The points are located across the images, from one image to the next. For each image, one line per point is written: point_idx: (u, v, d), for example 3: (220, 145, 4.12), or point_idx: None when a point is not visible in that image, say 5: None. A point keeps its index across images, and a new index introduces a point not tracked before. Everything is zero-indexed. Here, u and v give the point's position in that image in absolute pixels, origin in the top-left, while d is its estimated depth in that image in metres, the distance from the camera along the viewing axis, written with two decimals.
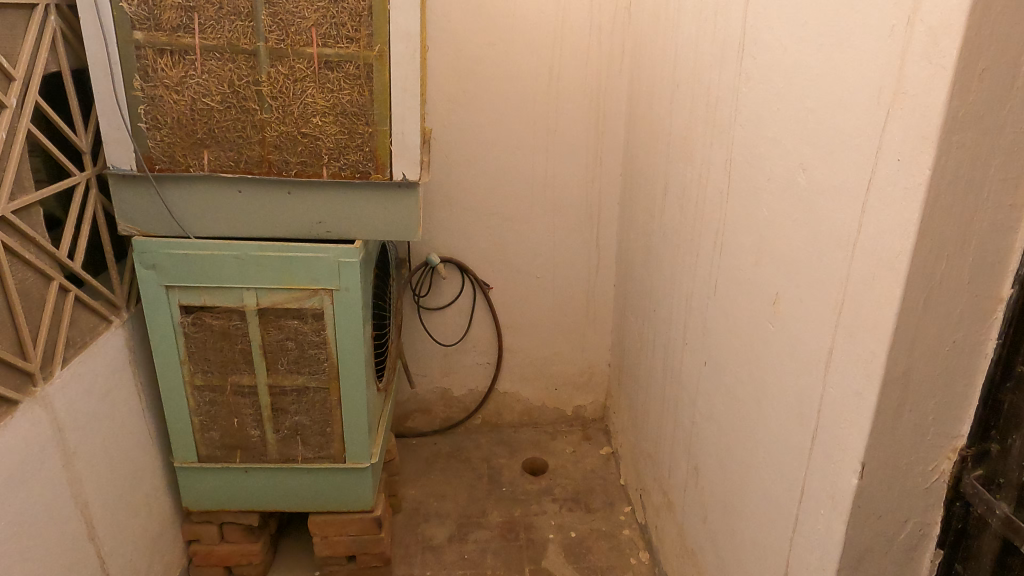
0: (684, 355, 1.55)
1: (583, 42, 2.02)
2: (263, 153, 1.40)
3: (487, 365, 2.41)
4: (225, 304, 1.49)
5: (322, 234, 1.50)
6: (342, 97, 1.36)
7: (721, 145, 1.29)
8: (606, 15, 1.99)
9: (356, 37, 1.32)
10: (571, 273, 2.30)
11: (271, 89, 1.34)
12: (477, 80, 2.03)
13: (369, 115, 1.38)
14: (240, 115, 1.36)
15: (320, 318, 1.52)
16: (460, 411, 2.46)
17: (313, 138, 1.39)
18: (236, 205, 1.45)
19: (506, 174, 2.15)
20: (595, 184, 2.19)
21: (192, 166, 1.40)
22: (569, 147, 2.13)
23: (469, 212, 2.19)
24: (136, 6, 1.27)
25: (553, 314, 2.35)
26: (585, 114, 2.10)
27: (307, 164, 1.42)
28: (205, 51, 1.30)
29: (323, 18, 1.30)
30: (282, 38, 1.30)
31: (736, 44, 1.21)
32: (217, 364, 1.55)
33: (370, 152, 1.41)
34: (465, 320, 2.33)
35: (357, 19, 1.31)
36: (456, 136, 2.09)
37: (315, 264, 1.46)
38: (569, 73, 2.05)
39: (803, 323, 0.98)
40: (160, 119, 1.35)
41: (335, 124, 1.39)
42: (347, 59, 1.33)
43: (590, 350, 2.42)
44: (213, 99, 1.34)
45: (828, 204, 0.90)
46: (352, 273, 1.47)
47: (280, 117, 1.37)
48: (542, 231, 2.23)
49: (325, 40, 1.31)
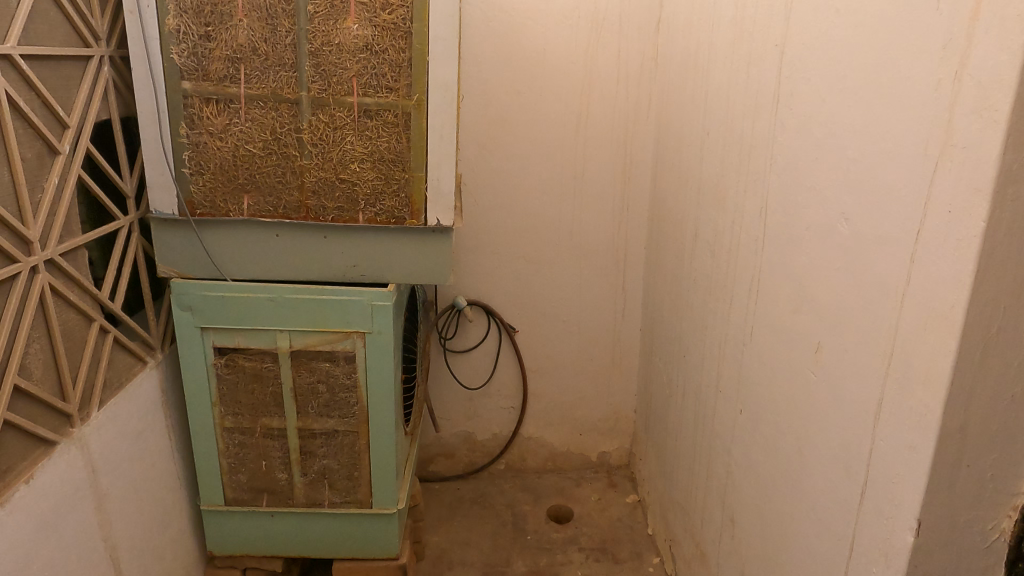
0: (717, 402, 1.53)
1: (610, 90, 2.05)
2: (301, 199, 1.42)
3: (511, 409, 2.38)
4: (258, 346, 1.50)
5: (356, 277, 1.51)
6: (380, 144, 1.40)
7: (756, 193, 1.29)
8: (633, 65, 2.04)
9: (396, 87, 1.36)
10: (597, 317, 2.29)
11: (311, 137, 1.38)
12: (506, 128, 2.07)
13: (406, 162, 1.41)
14: (281, 162, 1.39)
15: (351, 361, 1.52)
16: (484, 456, 2.43)
17: (350, 185, 1.42)
18: (274, 249, 1.47)
19: (533, 219, 2.17)
20: (621, 229, 2.20)
21: (232, 211, 1.42)
22: (596, 193, 2.15)
23: (496, 256, 2.20)
24: (185, 57, 1.31)
25: (579, 358, 2.34)
26: (612, 160, 2.13)
27: (344, 210, 1.44)
28: (250, 100, 1.35)
29: (364, 68, 1.34)
30: (324, 87, 1.35)
31: (770, 95, 1.22)
32: (248, 405, 1.55)
33: (406, 198, 1.44)
34: (490, 363, 2.32)
35: (397, 69, 1.35)
36: (484, 181, 2.12)
37: (348, 307, 1.47)
38: (596, 120, 2.08)
39: (849, 372, 0.97)
40: (203, 165, 1.38)
41: (372, 171, 1.42)
42: (386, 108, 1.37)
43: (615, 395, 2.39)
44: (255, 146, 1.38)
45: (874, 254, 0.90)
46: (384, 316, 1.48)
47: (319, 163, 1.40)
48: (568, 276, 2.24)
49: (366, 90, 1.36)
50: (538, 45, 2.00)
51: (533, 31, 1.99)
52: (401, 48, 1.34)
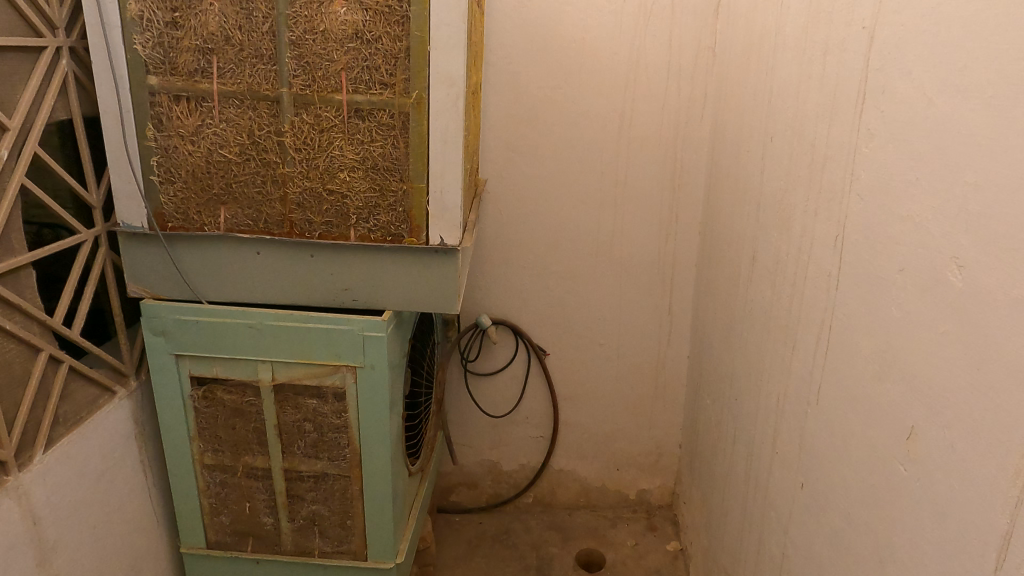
0: (773, 465, 1.27)
1: (659, 85, 1.79)
2: (285, 211, 1.23)
3: (541, 439, 2.15)
4: (238, 376, 1.32)
5: (348, 302, 1.30)
6: (373, 150, 1.19)
7: (830, 217, 1.02)
8: (687, 56, 1.77)
9: (391, 82, 1.15)
10: (639, 341, 2.04)
11: (293, 141, 1.18)
12: (539, 128, 1.84)
13: (403, 170, 1.20)
14: (261, 169, 1.20)
15: (341, 399, 1.32)
16: (509, 488, 2.21)
17: (340, 197, 1.22)
18: (255, 269, 1.28)
19: (568, 230, 1.93)
20: (669, 243, 1.94)
21: (207, 225, 1.24)
22: (640, 202, 1.90)
23: (526, 270, 1.97)
24: (150, 48, 1.13)
25: (617, 386, 2.09)
26: (660, 165, 1.86)
27: (332, 225, 1.24)
28: (224, 98, 1.16)
29: (354, 60, 1.14)
30: (308, 83, 1.15)
31: (854, 92, 0.95)
32: (229, 443, 1.38)
33: (404, 213, 1.23)
34: (518, 388, 2.10)
35: (392, 61, 1.14)
36: (514, 188, 1.90)
37: (337, 337, 1.27)
38: (642, 120, 1.83)
39: (958, 479, 0.70)
40: (173, 173, 1.21)
41: (365, 181, 1.21)
42: (380, 108, 1.16)
43: (657, 428, 2.13)
44: (230, 151, 1.19)
45: (1003, 322, 0.63)
46: (378, 350, 1.27)
47: (304, 171, 1.20)
48: (606, 294, 1.99)
49: (357, 86, 1.15)
50: (577, 33, 1.76)
51: (571, 18, 1.75)
52: (397, 36, 1.13)
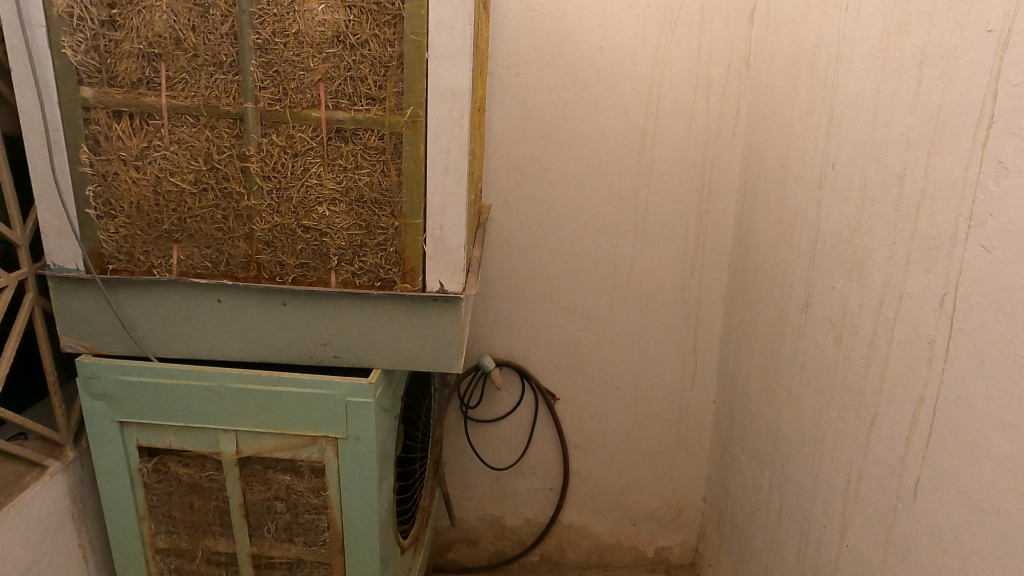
0: (841, 558, 1.05)
1: (685, 101, 1.59)
2: (250, 252, 1.01)
3: (549, 491, 1.93)
4: (196, 448, 1.10)
5: (328, 359, 1.08)
6: (359, 178, 0.98)
7: (933, 269, 0.81)
8: (717, 67, 1.57)
9: (381, 96, 0.94)
10: (659, 384, 1.82)
11: (260, 167, 0.97)
12: (550, 147, 1.63)
13: (395, 203, 0.99)
14: (221, 201, 0.99)
15: (320, 474, 1.10)
16: (513, 545, 1.98)
17: (317, 235, 1.00)
18: (214, 321, 1.05)
19: (582, 262, 1.72)
20: (694, 276, 1.72)
21: (156, 268, 1.02)
22: (663, 230, 1.69)
23: (535, 305, 1.76)
24: (83, 53, 0.92)
25: (635, 434, 1.87)
26: (684, 190, 1.66)
27: (309, 267, 1.02)
28: (175, 115, 0.95)
29: (334, 70, 0.93)
30: (278, 96, 0.94)
31: (971, 114, 0.74)
32: (186, 523, 1.15)
33: (395, 254, 1.01)
34: (524, 436, 1.87)
35: (382, 71, 0.93)
36: (521, 214, 1.68)
37: (314, 403, 1.05)
38: (667, 139, 1.62)
39: None
40: (115, 205, 0.99)
41: (348, 216, 0.99)
42: (367, 128, 0.95)
43: (679, 480, 1.91)
44: (183, 179, 0.98)
45: None
46: (363, 418, 1.05)
47: (273, 203, 0.99)
48: (623, 332, 1.78)
49: (339, 101, 0.94)
50: (594, 41, 1.55)
51: (587, 23, 1.54)
52: (387, 40, 0.92)
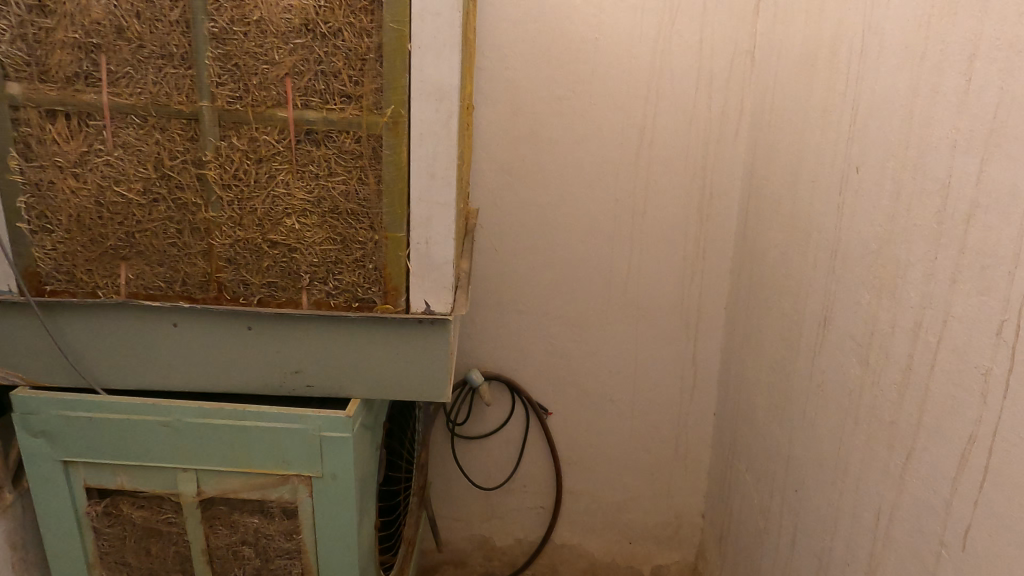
0: None
1: (686, 98, 1.49)
2: (210, 270, 0.89)
3: (541, 509, 1.83)
4: (151, 489, 0.98)
5: (300, 388, 0.96)
6: (333, 187, 0.86)
7: (988, 291, 0.72)
8: (720, 62, 1.47)
9: (357, 93, 0.82)
10: (657, 397, 1.73)
11: (219, 174, 0.85)
12: (541, 147, 1.52)
13: (374, 215, 0.88)
14: (175, 213, 0.86)
15: (292, 516, 0.98)
16: (503, 566, 1.88)
17: (286, 251, 0.89)
18: (170, 348, 0.93)
19: (576, 269, 1.61)
20: (694, 284, 1.63)
21: (102, 289, 0.90)
22: (661, 235, 1.59)
23: (525, 315, 1.65)
24: (9, 43, 0.79)
25: (631, 449, 1.77)
26: (684, 192, 1.56)
27: (277, 287, 0.91)
28: (119, 115, 0.82)
29: (303, 63, 0.81)
30: (238, 94, 0.82)
31: None
32: (142, 571, 1.03)
33: (375, 271, 0.90)
34: (514, 453, 1.77)
35: (358, 64, 0.81)
36: (511, 219, 1.57)
37: (285, 439, 0.93)
38: (666, 138, 1.52)
39: None
40: (51, 217, 0.86)
41: (321, 229, 0.88)
42: (341, 130, 0.84)
43: (677, 496, 1.82)
44: (130, 188, 0.85)
45: None
46: (341, 455, 0.94)
47: (234, 215, 0.87)
48: (619, 343, 1.68)
49: (308, 99, 0.82)
50: (588, 32, 1.44)
51: (582, 14, 1.43)
52: (364, 29, 0.80)
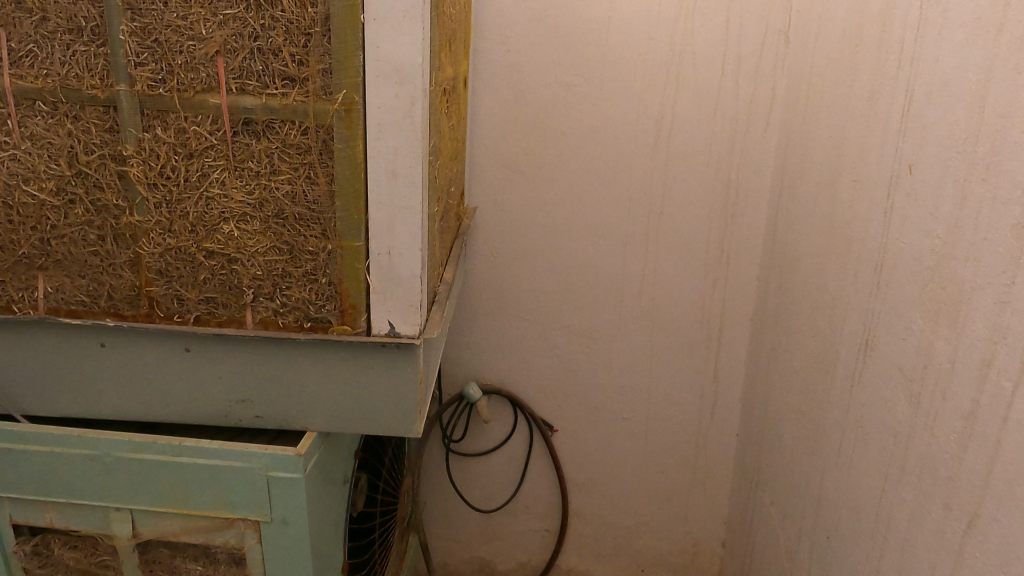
0: None
1: (710, 84, 1.32)
2: (138, 282, 0.77)
3: (545, 533, 1.69)
4: (83, 528, 0.86)
5: (247, 419, 0.83)
6: (276, 187, 0.73)
7: None
8: (749, 44, 1.30)
9: (302, 74, 0.68)
10: (674, 415, 1.57)
11: (143, 172, 0.72)
12: (547, 139, 1.37)
13: (326, 220, 0.74)
14: (95, 217, 0.74)
15: (240, 563, 0.86)
16: None
17: (225, 262, 0.76)
18: (97, 372, 0.80)
19: (584, 274, 1.46)
20: (717, 292, 1.47)
21: (18, 303, 0.78)
22: (680, 238, 1.43)
23: (529, 324, 1.51)
24: None
25: (644, 471, 1.62)
26: (707, 191, 1.39)
27: (216, 303, 0.78)
28: (25, 101, 0.70)
29: (236, 38, 0.67)
30: (160, 76, 0.68)
31: None
32: None
33: (330, 286, 0.76)
34: (516, 472, 1.63)
35: (301, 40, 0.67)
36: (513, 218, 1.43)
37: (228, 478, 0.81)
38: (687, 130, 1.35)
39: None
40: None
41: (265, 237, 0.74)
42: (284, 119, 0.70)
43: (695, 523, 1.66)
44: (42, 188, 0.73)
45: None
46: (292, 498, 0.81)
47: (163, 220, 0.74)
48: (632, 356, 1.53)
49: (243, 82, 0.69)
50: (600, 11, 1.29)
51: None
52: None
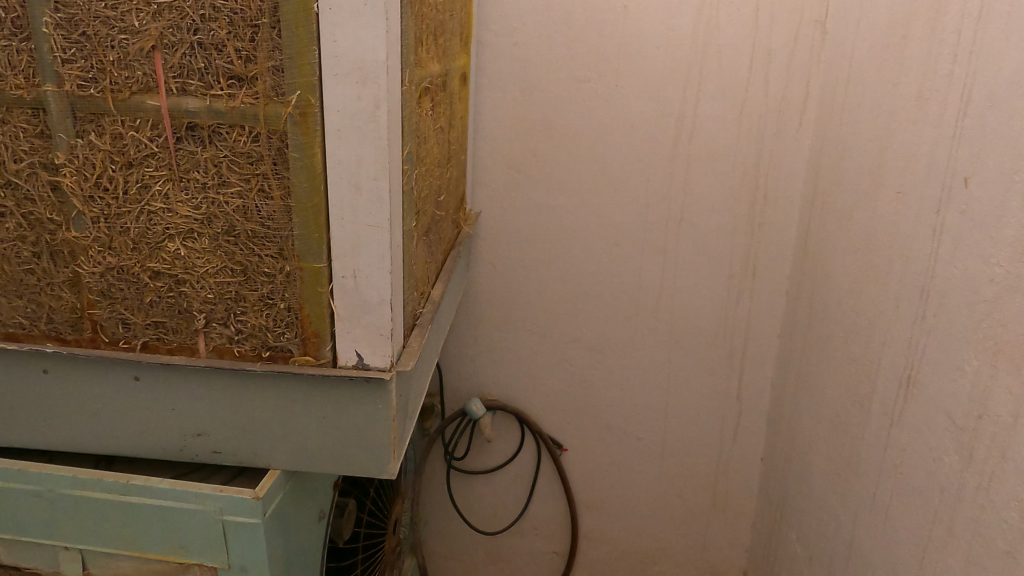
0: None
1: (736, 80, 1.20)
2: (80, 304, 0.69)
3: (554, 555, 1.59)
4: (32, 566, 0.79)
5: (205, 455, 0.74)
6: (225, 200, 0.64)
7: None
8: (781, 35, 1.17)
9: (249, 73, 0.59)
10: (692, 436, 1.46)
11: (77, 183, 0.64)
12: (557, 140, 1.27)
13: (282, 239, 0.65)
14: (28, 232, 0.66)
15: None
16: None
17: (173, 284, 0.67)
18: (40, 401, 0.73)
19: (597, 285, 1.36)
20: (741, 306, 1.35)
21: None
22: (702, 248, 1.31)
23: (537, 337, 1.41)
24: None
25: (660, 495, 1.52)
26: (732, 196, 1.28)
27: (166, 328, 0.70)
28: None
29: (174, 31, 0.59)
30: (92, 74, 0.60)
31: None
32: None
33: (289, 312, 0.68)
34: (523, 491, 1.54)
35: (248, 32, 0.58)
36: (520, 224, 1.33)
37: (181, 520, 0.73)
38: (710, 130, 1.24)
39: None
40: None
41: (215, 257, 0.66)
42: (231, 123, 0.61)
43: (714, 550, 1.55)
44: None
45: None
46: (250, 545, 0.72)
47: (101, 236, 0.66)
48: (648, 372, 1.42)
49: (184, 81, 0.60)
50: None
51: None
52: None
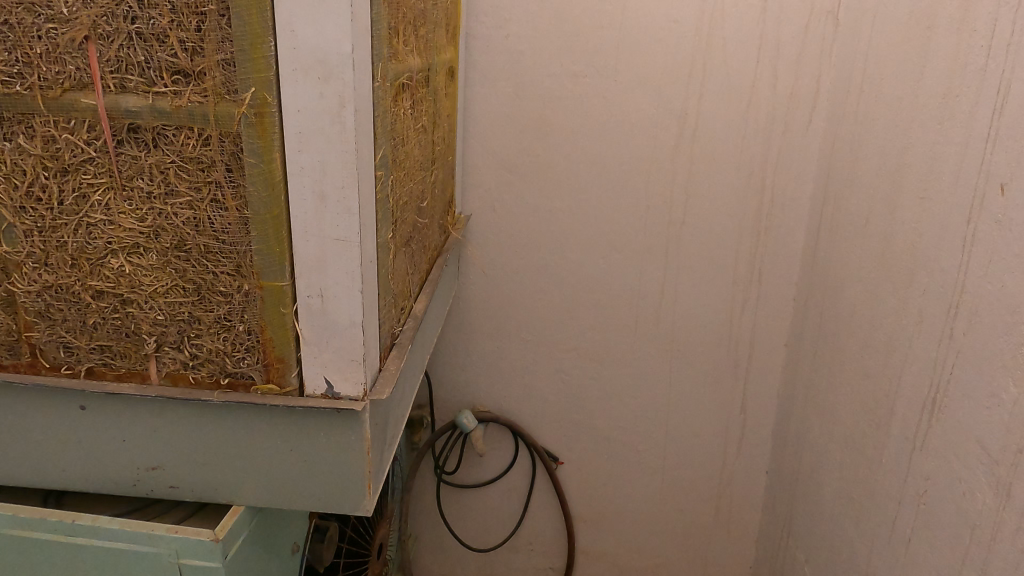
0: None
1: (743, 75, 1.13)
2: (16, 326, 0.62)
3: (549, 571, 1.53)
4: None
5: (160, 490, 0.67)
6: (174, 211, 0.57)
7: None
8: (791, 28, 1.10)
9: (196, 66, 0.52)
10: (694, 448, 1.39)
11: (7, 192, 0.56)
12: (551, 138, 1.19)
13: (238, 254, 0.58)
14: None
15: None
16: None
17: (118, 304, 0.60)
18: None
19: (594, 291, 1.29)
20: (746, 313, 1.28)
21: None
22: (705, 252, 1.24)
23: (531, 346, 1.34)
24: None
25: (660, 509, 1.45)
26: (737, 198, 1.20)
27: (113, 352, 0.62)
28: None
29: (109, 19, 0.51)
30: (18, 69, 0.53)
31: None
32: None
33: (248, 335, 0.61)
34: (517, 505, 1.47)
35: (193, 20, 0.51)
36: (513, 228, 1.26)
37: (133, 563, 0.66)
38: (714, 128, 1.16)
39: None
40: None
41: (165, 274, 0.59)
42: (178, 125, 0.54)
43: (716, 567, 1.48)
44: None
45: None
46: None
47: (36, 251, 0.58)
48: (647, 383, 1.35)
49: (123, 76, 0.53)
50: None
51: None
52: None
